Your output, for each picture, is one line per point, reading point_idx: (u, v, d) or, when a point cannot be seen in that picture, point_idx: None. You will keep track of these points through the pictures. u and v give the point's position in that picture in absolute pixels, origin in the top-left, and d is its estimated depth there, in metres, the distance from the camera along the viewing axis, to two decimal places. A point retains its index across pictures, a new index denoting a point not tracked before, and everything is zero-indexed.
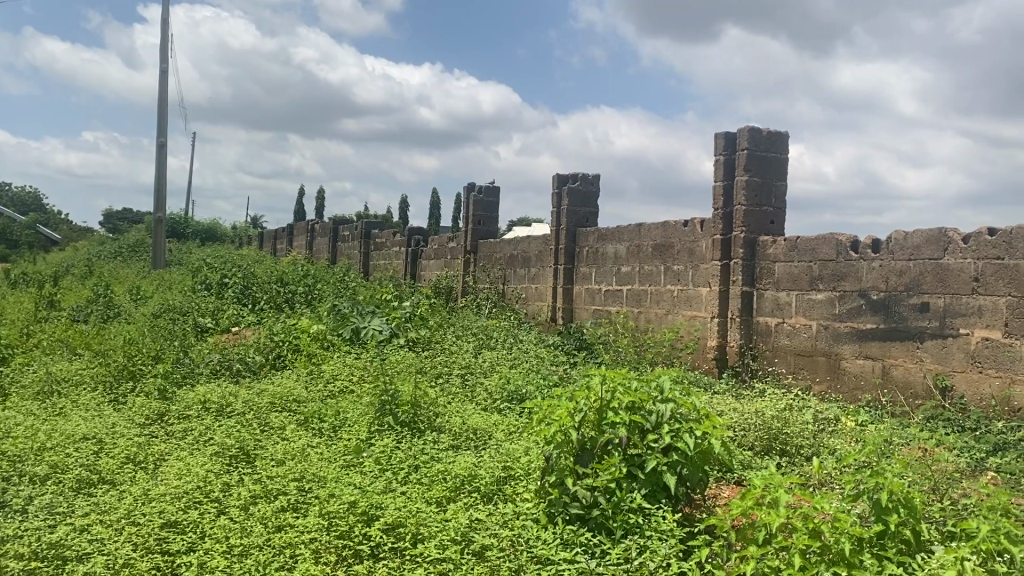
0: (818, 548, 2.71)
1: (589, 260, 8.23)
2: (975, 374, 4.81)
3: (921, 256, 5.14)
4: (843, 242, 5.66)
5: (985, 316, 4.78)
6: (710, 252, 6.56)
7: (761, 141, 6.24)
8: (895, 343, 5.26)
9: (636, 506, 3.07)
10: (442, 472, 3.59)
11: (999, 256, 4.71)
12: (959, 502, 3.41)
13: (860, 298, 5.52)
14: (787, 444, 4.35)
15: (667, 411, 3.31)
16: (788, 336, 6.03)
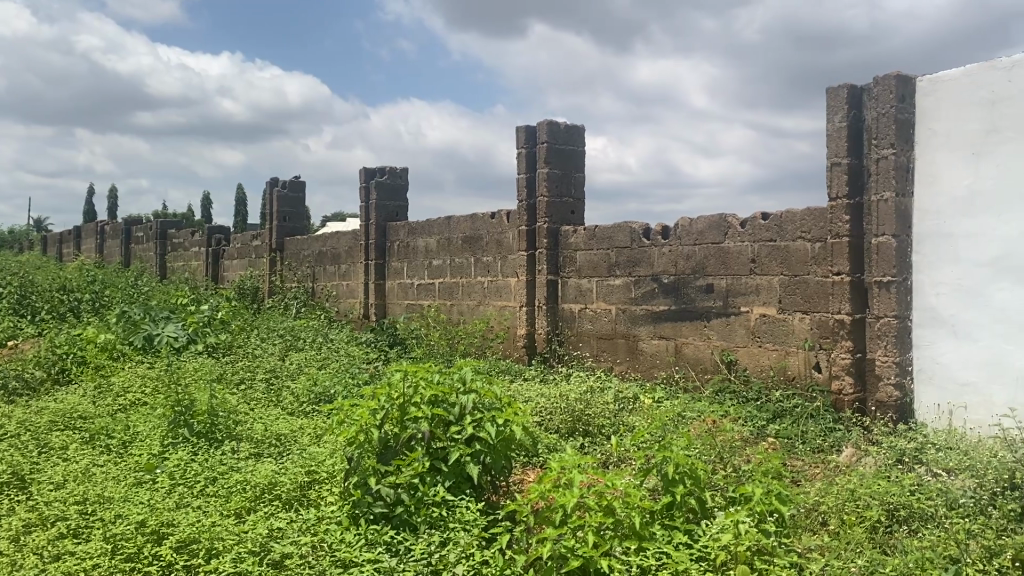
0: (612, 524, 2.84)
1: (398, 255, 8.18)
2: (755, 347, 5.20)
3: (705, 241, 5.50)
4: (637, 230, 5.93)
5: (762, 294, 5.17)
6: (517, 242, 6.70)
7: (559, 134, 6.42)
8: (686, 322, 5.60)
9: (439, 500, 3.08)
10: (242, 482, 3.45)
11: (772, 238, 5.11)
12: (740, 468, 3.68)
13: (653, 282, 5.82)
14: (590, 425, 4.51)
15: (469, 401, 3.34)
16: (591, 321, 6.27)
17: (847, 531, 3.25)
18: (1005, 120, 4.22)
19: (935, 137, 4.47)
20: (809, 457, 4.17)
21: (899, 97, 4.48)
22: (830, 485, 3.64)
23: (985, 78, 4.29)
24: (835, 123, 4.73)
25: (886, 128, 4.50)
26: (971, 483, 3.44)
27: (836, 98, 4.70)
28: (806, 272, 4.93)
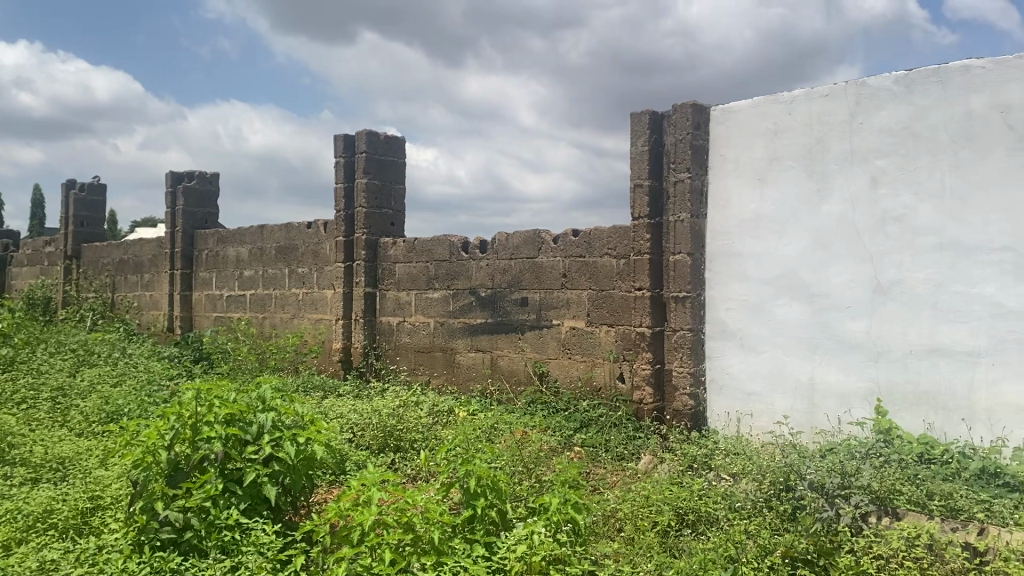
0: (411, 540, 2.83)
1: (207, 264, 7.83)
2: (565, 359, 5.36)
3: (520, 255, 5.62)
4: (455, 243, 5.97)
5: (572, 308, 5.34)
6: (334, 254, 6.59)
7: (378, 144, 6.38)
8: (501, 335, 5.69)
9: (233, 523, 2.96)
10: (13, 511, 3.17)
11: (582, 254, 5.30)
12: (542, 480, 3.77)
13: (471, 295, 5.88)
14: (401, 440, 4.48)
15: (267, 420, 3.25)
16: (408, 334, 6.25)
17: (640, 536, 3.41)
18: (786, 150, 4.60)
19: (726, 163, 4.83)
20: (610, 465, 4.34)
21: (695, 125, 4.79)
22: (626, 493, 3.81)
23: (769, 110, 4.67)
24: (638, 147, 5.00)
25: (683, 153, 4.80)
26: (752, 485, 3.69)
27: (640, 123, 4.97)
28: (612, 286, 5.14)
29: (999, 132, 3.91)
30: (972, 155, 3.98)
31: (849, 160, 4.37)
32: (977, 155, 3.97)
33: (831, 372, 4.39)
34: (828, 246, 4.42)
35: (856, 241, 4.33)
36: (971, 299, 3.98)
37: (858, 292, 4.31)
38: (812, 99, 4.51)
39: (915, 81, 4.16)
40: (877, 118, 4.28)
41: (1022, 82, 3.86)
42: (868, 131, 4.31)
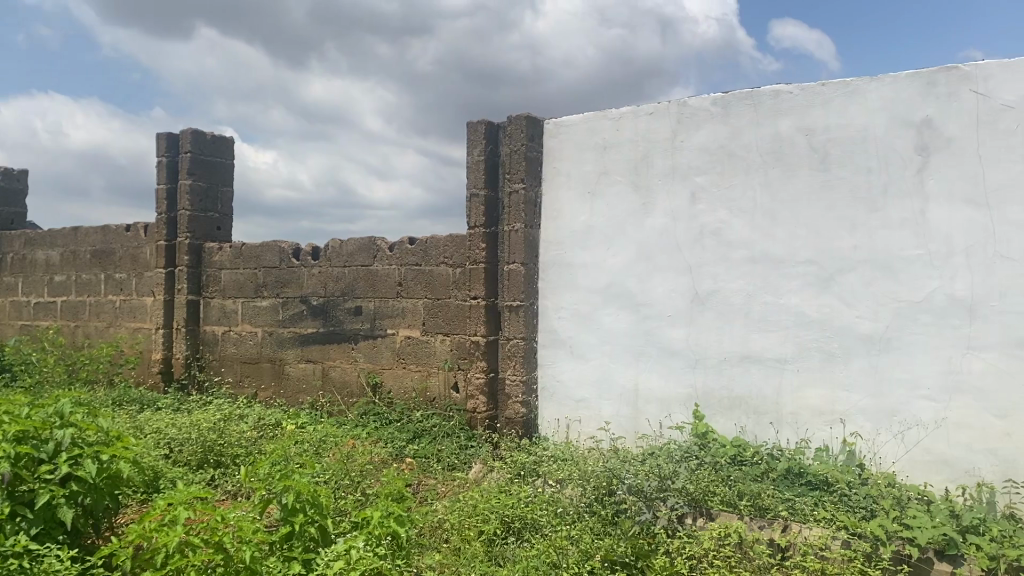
0: (222, 560, 2.68)
1: (13, 268, 7.25)
2: (399, 369, 5.30)
3: (354, 263, 5.51)
4: (285, 249, 5.79)
5: (407, 317, 5.29)
6: (154, 258, 6.25)
7: (204, 144, 6.12)
8: (333, 344, 5.56)
9: (21, 549, 2.69)
10: None
11: (417, 263, 5.25)
12: (368, 493, 3.70)
13: (302, 303, 5.71)
14: (223, 455, 4.28)
15: (66, 437, 3.01)
16: (234, 344, 6.00)
17: (466, 546, 3.39)
18: (614, 164, 4.77)
19: (558, 175, 4.95)
20: (441, 475, 4.32)
21: (529, 136, 4.87)
22: (453, 503, 3.80)
23: (598, 125, 4.82)
24: (474, 156, 5.03)
25: (518, 164, 4.86)
26: (577, 491, 3.77)
27: (475, 132, 5.00)
28: (447, 295, 5.12)
29: (804, 154, 4.23)
30: (781, 175, 4.28)
31: (672, 176, 4.58)
32: (785, 175, 4.27)
33: (654, 379, 4.58)
34: (653, 258, 4.62)
35: (677, 253, 4.54)
36: (778, 309, 4.27)
37: (679, 302, 4.53)
38: (638, 116, 4.70)
39: (731, 104, 4.42)
40: (697, 137, 4.51)
41: (822, 109, 4.19)
42: (689, 149, 4.53)
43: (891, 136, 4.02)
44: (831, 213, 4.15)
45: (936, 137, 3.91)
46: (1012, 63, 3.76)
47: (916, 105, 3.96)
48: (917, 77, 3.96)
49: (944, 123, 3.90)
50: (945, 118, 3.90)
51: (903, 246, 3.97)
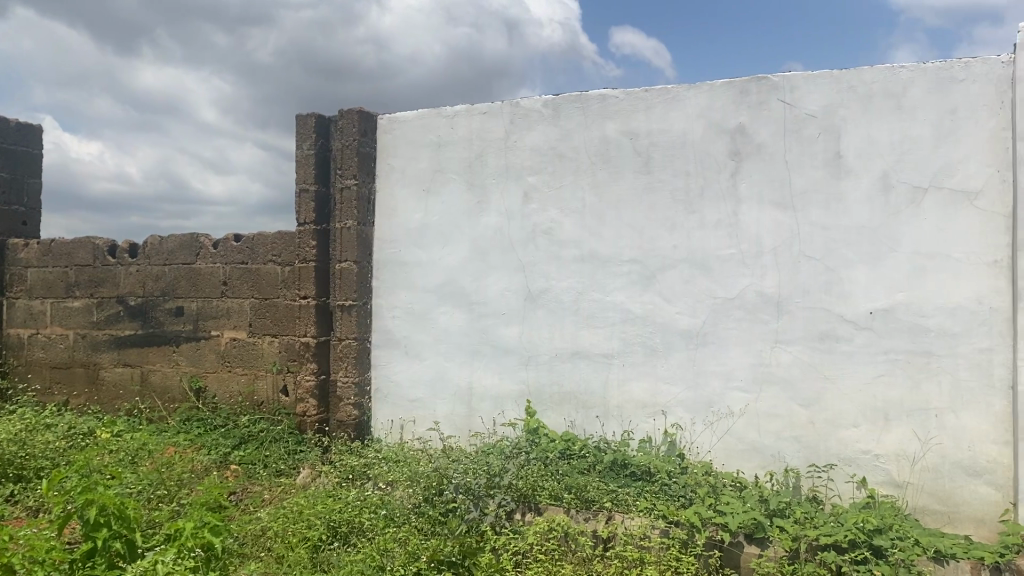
0: None
1: None
2: (224, 373, 5.12)
3: (175, 261, 5.29)
4: (99, 247, 5.49)
5: (232, 318, 5.12)
6: None
7: (7, 132, 5.69)
8: (152, 347, 5.33)
9: None
10: None
11: (243, 261, 5.09)
12: (183, 504, 3.52)
13: (118, 304, 5.43)
14: (23, 468, 3.95)
15: None
16: (43, 348, 5.69)
17: (288, 554, 3.29)
18: (448, 162, 4.76)
19: (391, 172, 4.89)
20: (267, 482, 4.18)
21: (361, 132, 4.83)
22: (278, 510, 3.68)
23: (432, 123, 4.79)
24: (304, 151, 4.96)
25: (350, 160, 4.84)
26: (406, 491, 3.74)
27: (305, 126, 4.94)
28: (275, 295, 4.99)
29: (629, 156, 4.37)
30: (608, 176, 4.41)
31: (504, 175, 4.62)
32: (612, 176, 4.40)
33: (487, 377, 4.61)
34: (486, 256, 4.64)
35: (509, 252, 4.59)
36: (605, 306, 4.39)
37: (511, 300, 4.58)
38: (471, 114, 4.71)
39: (561, 105, 4.51)
40: (529, 137, 4.57)
41: (647, 113, 4.34)
42: (520, 148, 4.58)
43: (708, 141, 4.22)
44: (654, 213, 4.31)
45: (748, 143, 4.14)
46: (814, 75, 4.03)
47: (731, 111, 4.18)
48: (731, 85, 4.17)
49: (755, 129, 4.13)
50: (756, 125, 4.13)
51: (718, 245, 4.18)
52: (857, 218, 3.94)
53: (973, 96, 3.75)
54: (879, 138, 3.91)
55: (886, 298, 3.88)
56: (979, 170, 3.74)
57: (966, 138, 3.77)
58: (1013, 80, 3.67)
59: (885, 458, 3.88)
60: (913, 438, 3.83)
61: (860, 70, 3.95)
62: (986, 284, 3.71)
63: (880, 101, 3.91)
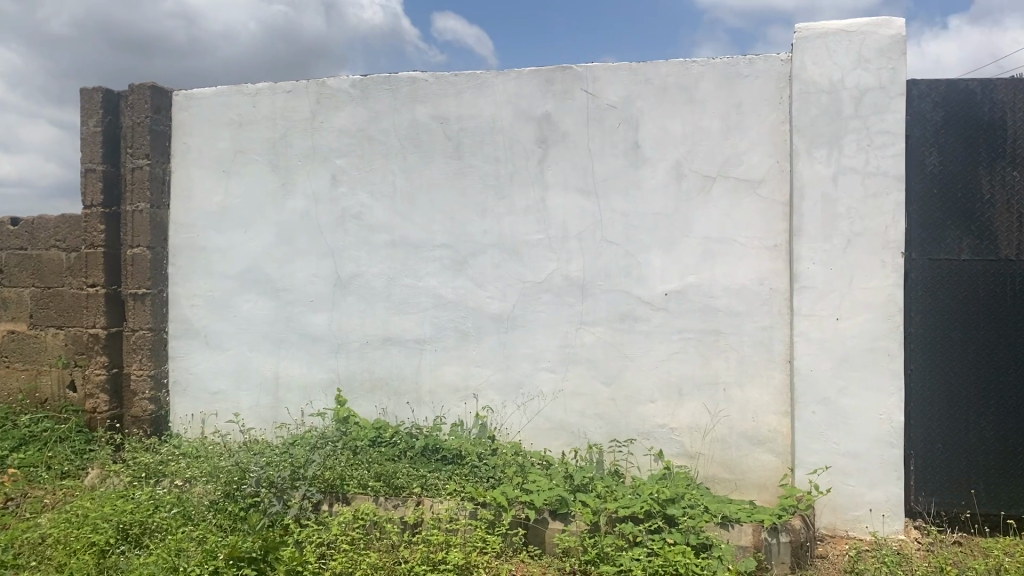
0: None
1: None
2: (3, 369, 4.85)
3: None
4: None
5: (11, 309, 4.86)
6: None
7: None
8: None
9: None
10: None
11: (22, 247, 4.85)
12: None
13: None
14: None
15: None
16: None
17: (71, 562, 3.06)
18: (250, 143, 4.57)
19: (189, 153, 4.65)
20: (50, 485, 3.89)
21: (153, 109, 4.56)
22: (60, 515, 3.42)
23: (233, 101, 4.58)
24: (89, 127, 4.62)
25: (141, 138, 4.56)
26: (205, 487, 3.57)
27: (90, 101, 4.61)
28: (60, 284, 4.71)
29: (438, 141, 4.36)
30: (417, 161, 4.37)
31: (311, 158, 4.49)
32: (422, 160, 4.37)
33: (295, 366, 4.49)
34: (293, 241, 4.51)
35: (317, 237, 4.47)
36: (416, 291, 4.37)
37: (319, 286, 4.47)
38: (275, 93, 4.53)
39: (369, 87, 4.42)
40: (336, 119, 4.46)
41: (456, 98, 4.34)
42: (328, 130, 4.46)
43: (516, 128, 4.28)
44: (462, 198, 4.33)
45: (554, 131, 4.23)
46: (615, 66, 4.17)
47: (537, 99, 4.25)
48: (538, 73, 4.25)
49: (560, 117, 4.23)
50: (561, 113, 4.23)
51: (526, 230, 4.26)
52: (654, 205, 4.13)
53: (756, 92, 4.02)
54: (674, 129, 4.11)
55: (680, 281, 4.09)
56: (761, 161, 4.02)
57: (750, 131, 4.03)
58: (790, 78, 3.96)
59: (679, 431, 4.11)
60: (703, 411, 4.08)
61: (656, 63, 4.12)
62: (767, 267, 4.00)
63: (675, 93, 4.11)
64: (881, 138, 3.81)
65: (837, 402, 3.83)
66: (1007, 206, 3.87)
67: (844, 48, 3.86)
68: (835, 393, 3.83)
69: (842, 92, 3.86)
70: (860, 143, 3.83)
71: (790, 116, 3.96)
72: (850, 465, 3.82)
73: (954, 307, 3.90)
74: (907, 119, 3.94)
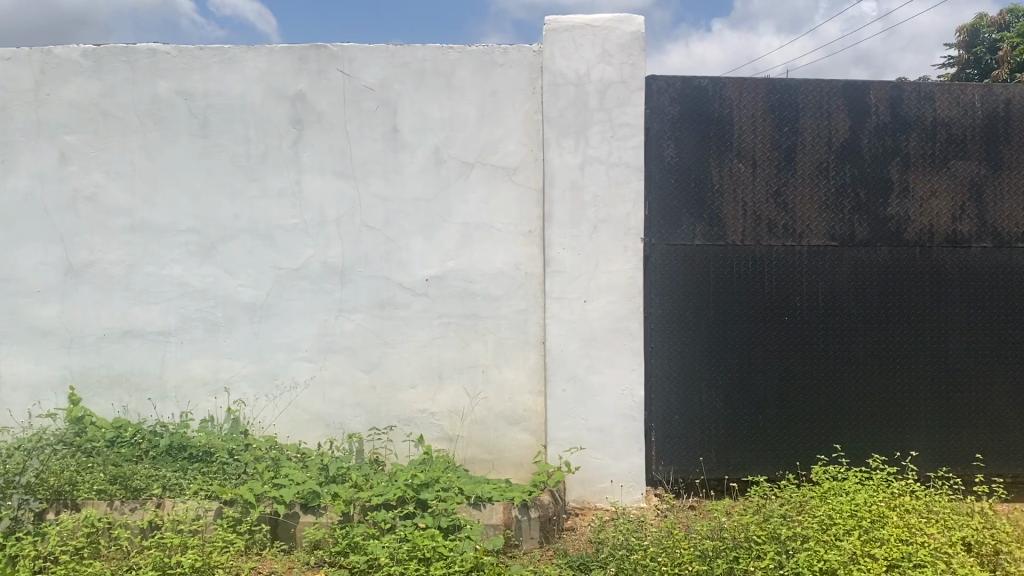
0: None
1: None
2: None
3: None
4: None
5: None
6: None
7: None
8: None
9: None
10: None
11: None
12: None
13: None
14: None
15: None
16: None
17: None
18: None
19: None
20: None
21: None
22: None
23: None
24: None
25: None
26: None
27: None
28: None
29: (183, 118, 4.10)
30: (159, 139, 4.10)
31: (35, 133, 4.09)
32: (164, 138, 4.10)
33: (21, 364, 4.12)
34: (16, 226, 4.11)
35: (45, 221, 4.11)
36: (160, 279, 4.11)
37: (48, 276, 4.11)
38: None
39: (103, 58, 4.08)
40: (64, 91, 4.08)
41: (202, 73, 4.10)
42: (55, 103, 4.08)
43: (268, 107, 4.11)
44: (210, 179, 4.11)
45: (308, 111, 4.11)
46: (371, 48, 4.10)
47: (290, 78, 4.11)
48: (290, 51, 4.10)
49: (315, 98, 4.10)
50: (316, 94, 4.11)
51: (280, 215, 4.11)
52: (412, 189, 4.11)
53: (510, 80, 4.10)
54: (431, 114, 4.11)
55: (438, 266, 4.11)
56: (516, 148, 4.10)
57: (504, 118, 4.10)
58: (541, 68, 4.07)
59: (439, 415, 4.12)
60: (463, 394, 4.12)
61: (413, 47, 4.10)
62: (522, 251, 4.10)
63: (431, 78, 4.10)
64: (623, 130, 4.03)
65: (585, 380, 4.01)
66: (734, 195, 4.20)
67: (589, 42, 4.03)
68: (583, 371, 4.01)
69: (588, 85, 4.03)
70: (605, 134, 4.03)
71: (542, 106, 4.07)
72: (597, 440, 4.01)
73: (688, 289, 4.19)
74: (647, 112, 4.17)
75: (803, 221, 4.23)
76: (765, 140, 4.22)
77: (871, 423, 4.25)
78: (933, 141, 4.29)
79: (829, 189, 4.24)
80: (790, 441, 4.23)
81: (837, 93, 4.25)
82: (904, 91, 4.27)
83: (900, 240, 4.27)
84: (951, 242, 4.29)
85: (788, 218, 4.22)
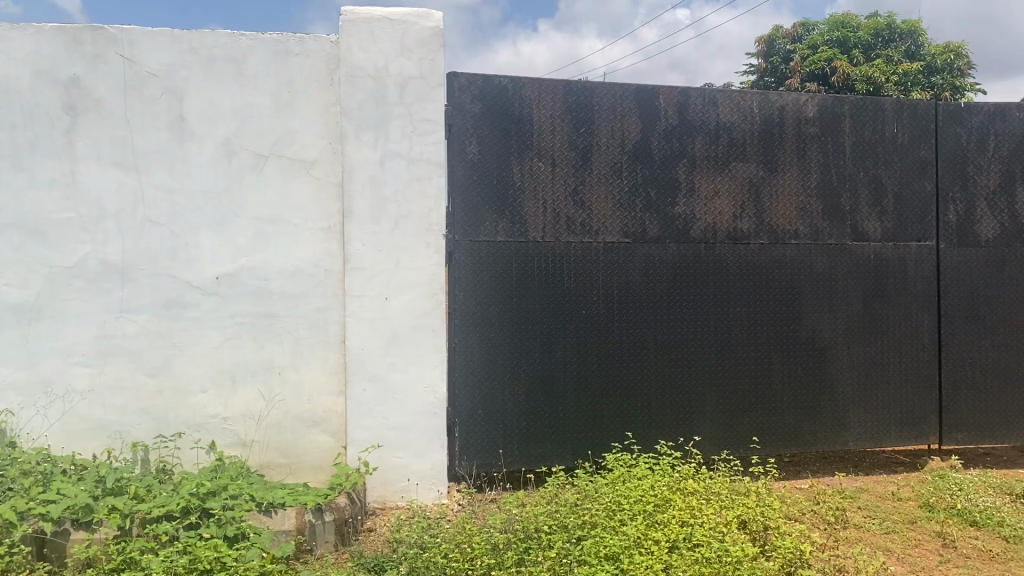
0: None
1: None
2: None
3: None
4: None
5: None
6: None
7: None
8: None
9: None
10: None
11: None
12: None
13: None
14: None
15: None
16: None
17: None
18: None
19: None
20: None
21: None
22: None
23: None
24: None
25: None
26: None
27: None
28: None
29: None
30: None
31: None
32: None
33: None
34: None
35: None
36: None
37: None
38: None
39: None
40: None
41: None
42: None
43: (36, 91, 3.79)
44: None
45: (84, 97, 3.82)
46: (154, 31, 3.86)
47: (62, 60, 3.80)
48: (62, 31, 3.79)
49: (91, 82, 3.82)
50: (92, 78, 3.82)
51: (52, 208, 3.80)
52: (201, 182, 3.91)
53: (306, 71, 3.97)
54: (221, 103, 3.92)
55: (231, 263, 3.93)
56: (313, 142, 3.99)
57: (300, 110, 3.97)
58: (338, 60, 3.98)
59: (233, 420, 3.95)
60: (258, 397, 3.97)
61: (201, 32, 3.90)
62: (320, 248, 3.99)
63: (222, 66, 3.92)
64: (422, 126, 4.01)
65: (385, 378, 3.96)
66: (534, 193, 4.28)
67: (388, 35, 3.98)
68: (383, 369, 3.96)
69: (387, 78, 3.98)
70: (404, 129, 3.99)
71: (340, 98, 3.97)
72: (398, 439, 3.98)
73: (490, 285, 4.23)
74: (448, 109, 4.16)
75: (598, 218, 4.37)
76: (563, 140, 4.33)
77: (661, 411, 4.47)
78: (717, 144, 4.55)
79: (623, 188, 4.41)
80: (587, 432, 4.37)
81: (630, 96, 4.42)
82: (691, 96, 4.50)
83: (687, 237, 4.51)
84: (733, 239, 4.57)
85: (584, 215, 4.35)
